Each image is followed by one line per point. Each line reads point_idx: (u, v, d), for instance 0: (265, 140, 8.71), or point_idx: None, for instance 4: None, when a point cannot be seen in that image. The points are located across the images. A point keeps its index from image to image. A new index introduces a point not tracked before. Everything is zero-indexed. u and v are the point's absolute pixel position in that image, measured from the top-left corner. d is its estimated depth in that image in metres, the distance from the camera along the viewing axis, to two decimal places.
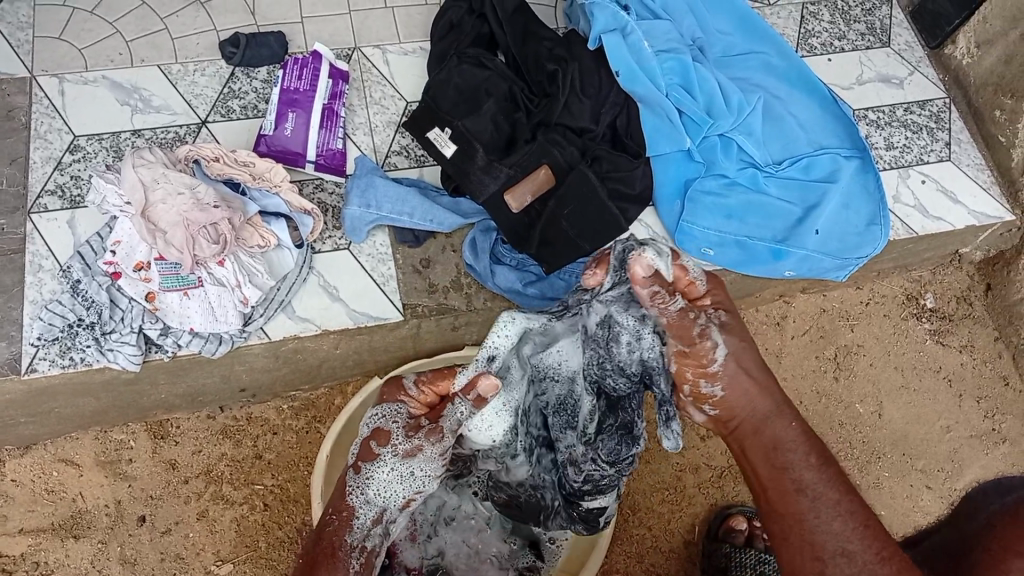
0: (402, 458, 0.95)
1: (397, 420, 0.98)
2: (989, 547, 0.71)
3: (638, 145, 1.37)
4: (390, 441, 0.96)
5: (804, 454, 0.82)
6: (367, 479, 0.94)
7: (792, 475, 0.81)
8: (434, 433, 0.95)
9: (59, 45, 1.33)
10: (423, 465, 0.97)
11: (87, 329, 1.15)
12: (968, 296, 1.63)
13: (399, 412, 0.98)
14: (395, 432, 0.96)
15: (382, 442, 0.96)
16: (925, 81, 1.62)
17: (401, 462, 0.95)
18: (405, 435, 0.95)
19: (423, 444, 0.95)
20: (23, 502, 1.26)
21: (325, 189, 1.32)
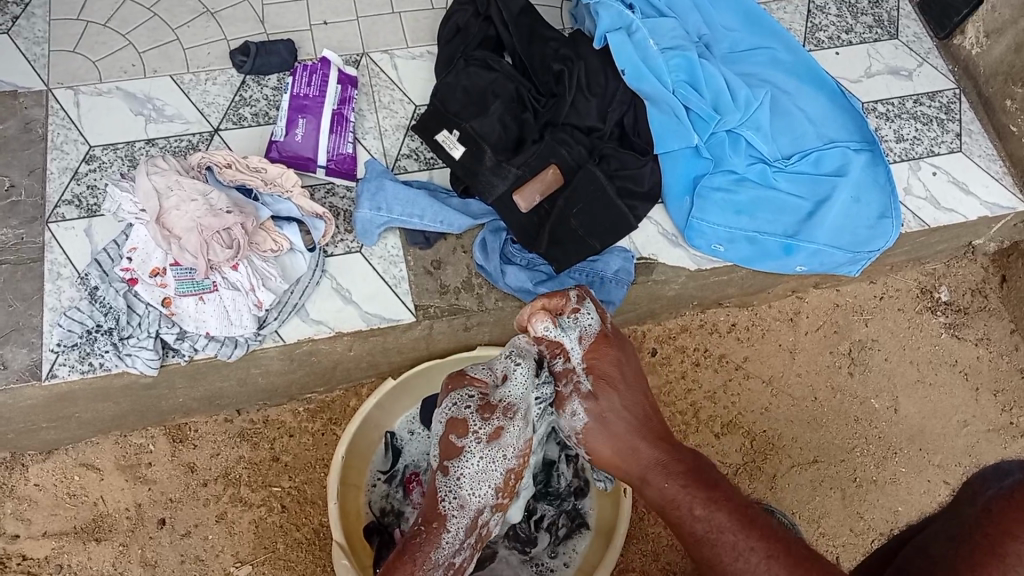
0: (486, 444, 1.01)
1: (470, 405, 1.02)
2: (986, 532, 0.65)
3: (646, 143, 1.39)
4: (468, 431, 1.01)
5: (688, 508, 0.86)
6: (456, 479, 1.01)
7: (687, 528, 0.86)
8: (508, 412, 1.02)
9: (73, 58, 1.36)
10: (511, 444, 1.03)
11: (106, 335, 1.17)
12: (983, 289, 1.61)
13: (469, 399, 1.03)
14: (470, 420, 1.01)
15: (461, 433, 1.02)
16: (934, 72, 1.62)
17: (490, 449, 1.02)
18: (482, 419, 1.01)
19: (503, 425, 1.02)
20: (46, 506, 1.29)
21: (336, 193, 1.34)
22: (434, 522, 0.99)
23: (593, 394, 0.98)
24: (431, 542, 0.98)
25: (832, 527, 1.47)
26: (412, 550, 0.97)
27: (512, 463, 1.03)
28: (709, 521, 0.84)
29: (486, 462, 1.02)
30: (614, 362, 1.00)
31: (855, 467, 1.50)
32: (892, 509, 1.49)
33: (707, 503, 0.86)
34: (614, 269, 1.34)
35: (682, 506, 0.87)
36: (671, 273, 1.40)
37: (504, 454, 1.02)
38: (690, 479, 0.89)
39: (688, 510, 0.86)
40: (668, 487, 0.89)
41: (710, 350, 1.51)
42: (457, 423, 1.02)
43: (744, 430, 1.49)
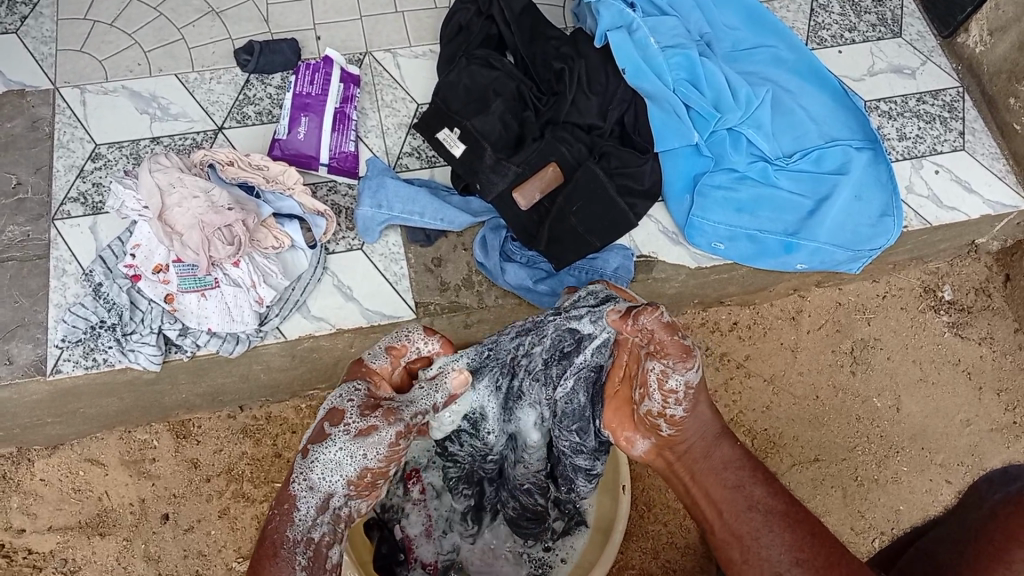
0: (354, 438, 0.82)
1: (354, 399, 0.85)
2: (993, 537, 0.62)
3: (644, 142, 1.38)
4: (343, 420, 0.83)
5: (751, 471, 0.78)
6: (313, 461, 0.82)
7: (745, 490, 0.76)
8: (391, 414, 0.84)
9: (80, 57, 1.38)
10: (378, 451, 0.83)
11: (109, 330, 1.19)
12: (987, 287, 1.61)
13: (356, 392, 0.86)
14: (349, 411, 0.84)
15: (335, 422, 0.83)
16: (938, 71, 1.61)
17: (356, 444, 0.82)
18: (358, 414, 0.84)
19: (379, 425, 0.83)
20: (52, 500, 1.30)
21: (338, 190, 1.35)
22: (287, 502, 0.80)
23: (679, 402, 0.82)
24: (289, 521, 0.79)
25: (831, 525, 1.47)
26: (269, 531, 0.78)
27: (373, 463, 0.82)
28: (768, 488, 0.76)
29: (344, 458, 0.81)
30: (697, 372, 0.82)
31: (856, 466, 1.50)
32: (893, 508, 1.49)
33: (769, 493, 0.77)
34: (614, 266, 1.34)
35: (745, 469, 0.78)
36: (671, 271, 1.41)
37: (371, 455, 0.82)
38: (753, 454, 0.80)
39: (749, 474, 0.77)
40: (731, 456, 0.80)
41: (712, 348, 1.51)
42: (330, 417, 0.84)
43: (744, 428, 1.49)
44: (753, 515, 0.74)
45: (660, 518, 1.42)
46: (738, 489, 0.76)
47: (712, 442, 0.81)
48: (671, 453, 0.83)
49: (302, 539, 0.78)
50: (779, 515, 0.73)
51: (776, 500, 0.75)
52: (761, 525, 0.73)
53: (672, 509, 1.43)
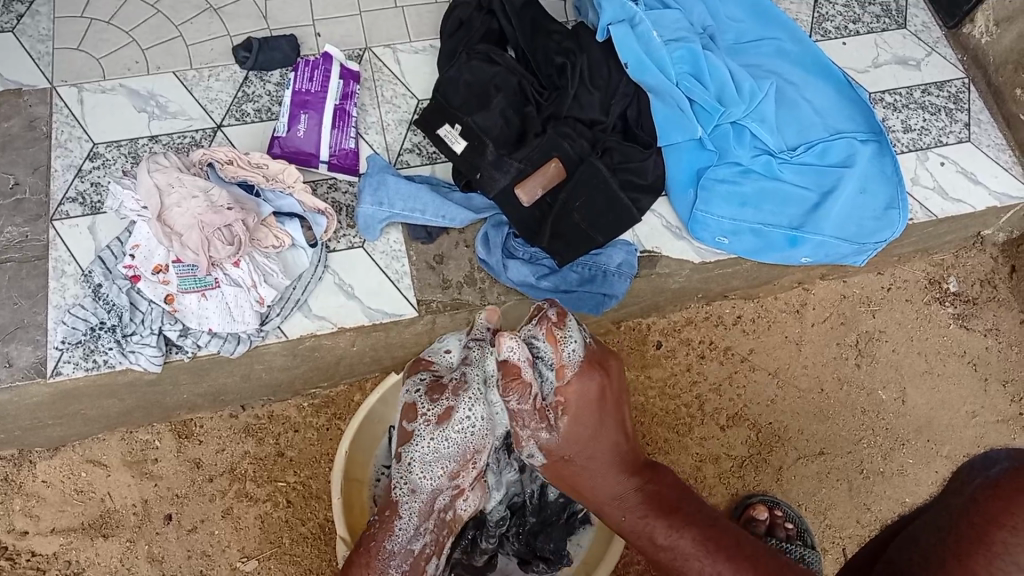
0: (436, 426, 0.99)
1: (419, 390, 1.01)
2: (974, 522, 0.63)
3: (649, 136, 1.38)
4: (418, 415, 1.00)
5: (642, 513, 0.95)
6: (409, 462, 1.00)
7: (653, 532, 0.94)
8: (457, 391, 0.99)
9: (77, 56, 1.36)
10: (457, 433, 0.98)
11: (110, 332, 1.18)
12: (992, 279, 1.60)
13: (421, 383, 1.03)
14: (420, 404, 1.00)
15: (413, 419, 1.00)
16: (943, 62, 1.60)
17: (438, 429, 0.98)
18: (431, 401, 0.99)
19: (453, 405, 0.98)
20: (54, 503, 1.30)
21: (338, 188, 1.34)
22: (388, 511, 1.00)
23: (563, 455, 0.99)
24: (388, 533, 0.99)
25: (838, 519, 1.46)
26: (367, 540, 0.99)
27: (452, 468, 1.00)
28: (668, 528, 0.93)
29: (436, 442, 0.99)
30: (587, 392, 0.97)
31: (861, 458, 1.49)
32: (899, 500, 1.48)
33: (670, 531, 0.93)
34: (617, 262, 1.33)
35: (630, 503, 0.96)
36: (675, 266, 1.40)
37: (456, 434, 0.98)
38: (640, 485, 0.98)
39: (649, 531, 0.94)
40: (632, 515, 0.96)
41: (716, 343, 1.50)
42: (407, 410, 1.01)
43: (749, 421, 1.48)
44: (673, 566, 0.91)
45: None
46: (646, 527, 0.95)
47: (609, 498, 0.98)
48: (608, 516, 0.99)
49: (400, 551, 0.98)
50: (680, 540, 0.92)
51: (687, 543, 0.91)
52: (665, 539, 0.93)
53: None
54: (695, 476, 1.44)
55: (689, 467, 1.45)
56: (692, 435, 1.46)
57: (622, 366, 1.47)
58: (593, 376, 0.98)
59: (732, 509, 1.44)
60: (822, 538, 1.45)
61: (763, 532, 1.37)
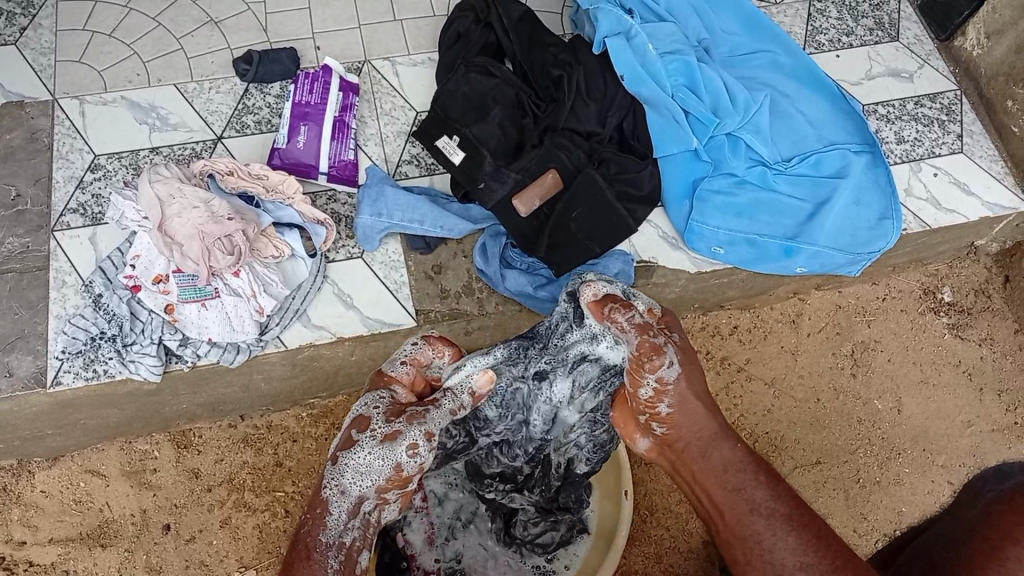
0: (381, 444, 0.78)
1: (381, 406, 0.82)
2: (987, 536, 0.62)
3: (645, 147, 1.39)
4: (370, 427, 0.80)
5: (753, 472, 0.75)
6: (345, 467, 0.78)
7: (745, 495, 0.73)
8: (419, 417, 0.81)
9: (79, 69, 1.38)
10: (407, 455, 0.79)
11: (110, 341, 1.19)
12: (986, 289, 1.61)
13: (381, 400, 0.83)
14: (375, 417, 0.80)
15: (362, 429, 0.80)
16: (935, 74, 1.62)
17: (381, 447, 0.78)
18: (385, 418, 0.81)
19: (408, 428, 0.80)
20: (53, 512, 1.30)
21: (338, 199, 1.35)
22: (320, 506, 0.77)
23: (681, 348, 0.84)
24: (323, 524, 0.76)
25: (835, 528, 1.46)
26: (302, 535, 0.75)
27: (383, 484, 0.79)
28: (771, 491, 0.73)
29: (376, 458, 0.78)
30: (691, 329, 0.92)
31: (858, 468, 1.50)
32: (896, 510, 1.48)
33: (772, 477, 0.75)
34: (615, 272, 1.34)
35: (747, 471, 0.75)
36: (671, 276, 1.41)
37: (400, 457, 0.78)
38: (758, 455, 0.78)
39: (752, 476, 0.75)
40: (733, 454, 0.77)
41: (712, 352, 1.51)
42: (357, 424, 0.80)
43: (746, 431, 1.49)
44: (755, 520, 0.72)
45: (663, 523, 1.42)
46: (739, 493, 0.74)
47: (709, 440, 0.79)
48: (671, 453, 0.83)
49: (337, 543, 0.75)
50: (785, 518, 0.71)
51: (781, 503, 0.72)
52: (766, 529, 0.71)
53: (673, 514, 1.43)
54: None
55: None
56: None
57: None
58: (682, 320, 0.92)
59: None
60: None
61: None
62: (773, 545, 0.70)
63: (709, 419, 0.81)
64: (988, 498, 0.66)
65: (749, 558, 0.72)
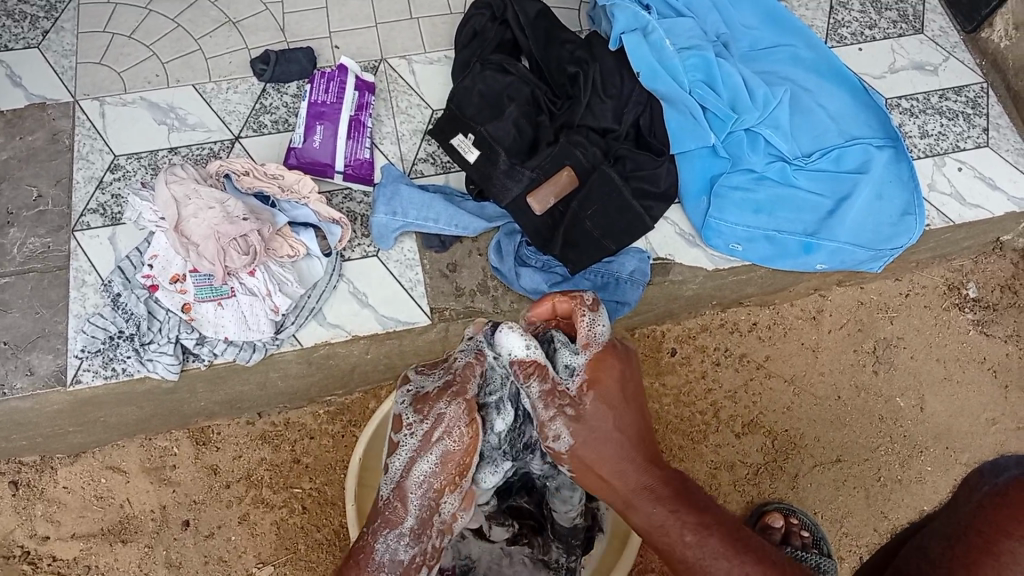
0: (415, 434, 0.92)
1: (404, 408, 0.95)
2: (981, 529, 0.63)
3: (661, 144, 1.37)
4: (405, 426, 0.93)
5: (682, 534, 0.81)
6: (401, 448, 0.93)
7: (679, 556, 0.82)
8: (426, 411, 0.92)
9: (99, 70, 1.39)
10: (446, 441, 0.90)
11: (128, 340, 1.21)
12: (1013, 284, 1.57)
13: (406, 402, 0.96)
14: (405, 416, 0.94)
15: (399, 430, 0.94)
16: (960, 66, 1.58)
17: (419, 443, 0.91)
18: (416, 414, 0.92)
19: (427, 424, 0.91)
20: (75, 508, 1.31)
21: (354, 198, 1.35)
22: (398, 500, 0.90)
23: (578, 416, 0.88)
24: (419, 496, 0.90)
25: (855, 527, 1.45)
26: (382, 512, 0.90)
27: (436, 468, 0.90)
28: (700, 547, 0.81)
29: (592, 323, 0.92)
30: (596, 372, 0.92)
31: (879, 466, 1.48)
32: (917, 508, 1.47)
33: (698, 529, 0.81)
34: (630, 270, 1.33)
35: (670, 532, 0.82)
36: (687, 273, 1.40)
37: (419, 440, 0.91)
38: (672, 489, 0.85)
39: (679, 537, 0.81)
40: (655, 512, 0.83)
41: (731, 350, 1.49)
42: (553, 306, 0.95)
43: (765, 429, 1.47)
44: None
45: None
46: (673, 555, 0.82)
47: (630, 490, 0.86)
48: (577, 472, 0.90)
49: (389, 561, 0.88)
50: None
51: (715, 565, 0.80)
52: None
53: None
54: (711, 484, 1.44)
55: (704, 475, 1.44)
56: (707, 443, 1.45)
57: None
58: (615, 362, 0.92)
59: (747, 518, 1.43)
60: (839, 546, 1.44)
61: (779, 540, 1.35)
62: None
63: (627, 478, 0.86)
64: (982, 490, 0.66)
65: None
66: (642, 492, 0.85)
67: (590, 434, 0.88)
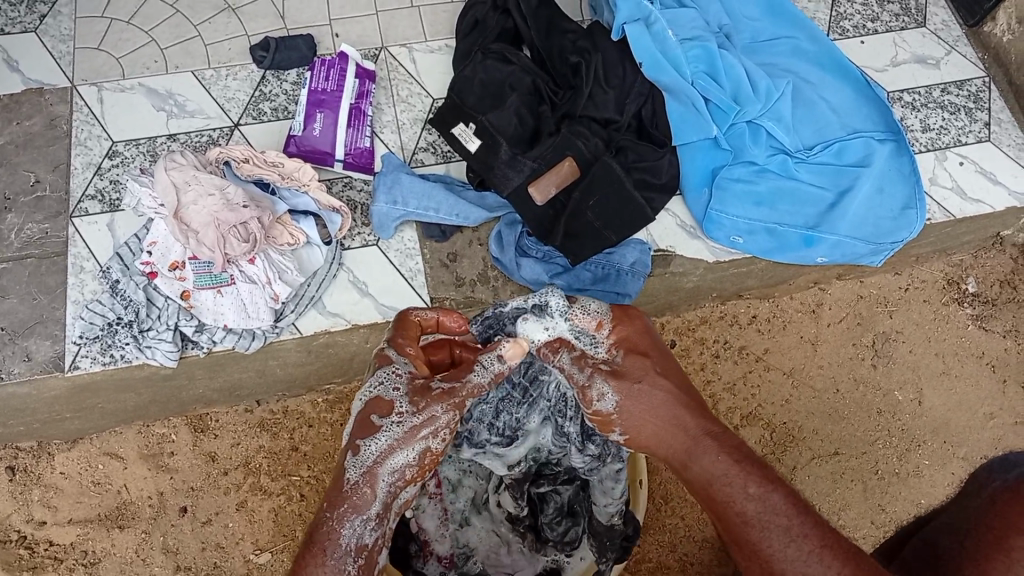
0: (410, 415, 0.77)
1: (398, 387, 0.79)
2: (990, 524, 0.63)
3: (664, 135, 1.36)
4: (393, 410, 0.77)
5: (742, 484, 0.73)
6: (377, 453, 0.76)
7: (736, 508, 0.73)
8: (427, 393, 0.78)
9: (97, 56, 1.38)
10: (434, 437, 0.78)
11: (126, 328, 1.20)
12: (1012, 280, 1.57)
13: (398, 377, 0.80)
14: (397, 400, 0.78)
15: (382, 413, 0.77)
16: (963, 61, 1.58)
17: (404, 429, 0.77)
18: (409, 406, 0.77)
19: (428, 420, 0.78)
20: (72, 494, 1.31)
21: (353, 186, 1.34)
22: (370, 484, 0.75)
23: (617, 371, 0.81)
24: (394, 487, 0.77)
25: (852, 520, 1.45)
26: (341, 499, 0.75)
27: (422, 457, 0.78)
28: (763, 501, 0.72)
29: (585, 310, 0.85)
30: (643, 332, 0.85)
31: (877, 459, 1.48)
32: (915, 503, 1.47)
33: (763, 481, 0.74)
34: (631, 261, 1.33)
35: (732, 482, 0.74)
36: (689, 265, 1.40)
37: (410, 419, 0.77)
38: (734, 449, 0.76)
39: (741, 487, 0.73)
40: (719, 461, 0.75)
41: (730, 342, 1.49)
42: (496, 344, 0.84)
43: (763, 421, 1.47)
44: (750, 532, 0.72)
45: (679, 513, 1.41)
46: (730, 507, 0.73)
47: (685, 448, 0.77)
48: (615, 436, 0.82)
49: (355, 547, 0.73)
50: (784, 530, 0.71)
51: (778, 515, 0.72)
52: (762, 539, 0.72)
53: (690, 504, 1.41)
54: None
55: None
56: None
57: None
58: (634, 324, 0.86)
59: None
60: None
61: None
62: (771, 553, 0.71)
63: (678, 430, 0.78)
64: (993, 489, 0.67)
65: (751, 564, 0.74)
66: (698, 443, 0.77)
67: (634, 388, 0.79)
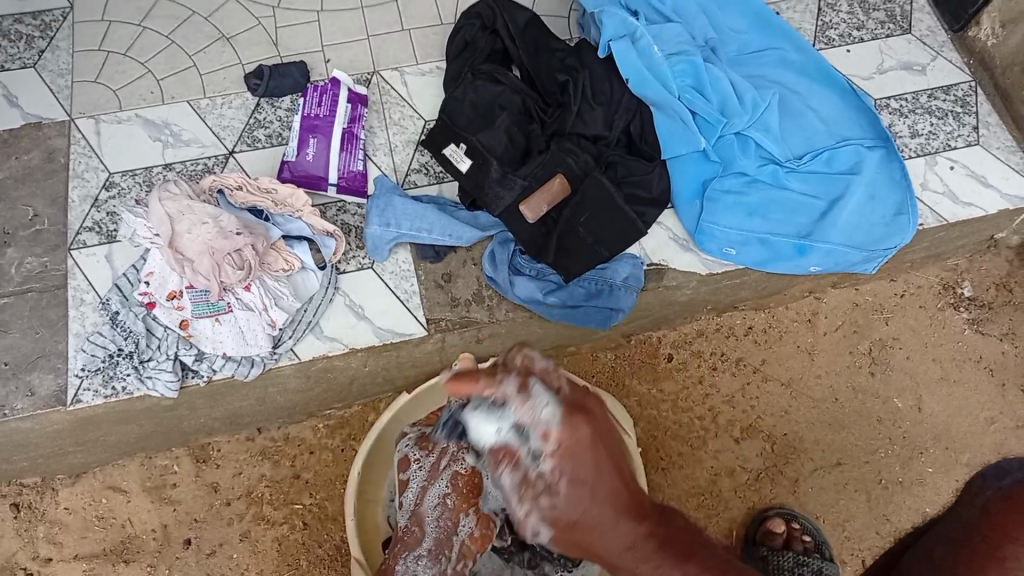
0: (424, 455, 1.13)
1: (411, 444, 1.15)
2: None
3: (652, 149, 1.38)
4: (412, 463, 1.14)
5: (656, 558, 0.79)
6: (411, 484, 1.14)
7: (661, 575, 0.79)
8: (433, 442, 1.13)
9: (94, 88, 1.40)
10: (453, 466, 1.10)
11: (126, 358, 1.22)
12: (1008, 283, 1.57)
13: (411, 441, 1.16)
14: (411, 453, 1.15)
15: (408, 467, 1.14)
16: (949, 66, 1.58)
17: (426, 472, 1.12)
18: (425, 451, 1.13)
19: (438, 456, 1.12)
20: (76, 529, 1.32)
21: (348, 210, 1.36)
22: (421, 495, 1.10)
23: (557, 448, 0.76)
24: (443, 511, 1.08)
25: (857, 530, 1.45)
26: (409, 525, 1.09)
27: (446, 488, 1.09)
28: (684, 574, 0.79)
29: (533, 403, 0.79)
30: (587, 436, 0.77)
31: (880, 468, 1.48)
32: (919, 511, 1.46)
33: (653, 555, 0.79)
34: (624, 276, 1.34)
35: (642, 553, 0.79)
36: (682, 278, 1.40)
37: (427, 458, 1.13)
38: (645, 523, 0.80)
39: (646, 561, 0.79)
40: (621, 537, 0.78)
41: (727, 354, 1.50)
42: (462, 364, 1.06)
43: (764, 434, 1.47)
44: None
45: None
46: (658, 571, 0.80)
47: (594, 523, 0.78)
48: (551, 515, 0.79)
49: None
50: None
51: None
52: None
53: (692, 518, 1.43)
54: (712, 490, 1.44)
55: (705, 481, 1.44)
56: (706, 448, 1.46)
57: (637, 380, 1.48)
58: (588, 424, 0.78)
59: (749, 523, 1.44)
60: (841, 551, 1.44)
61: (779, 546, 1.38)
62: None
63: (598, 507, 0.77)
64: None
65: None
66: (618, 528, 0.78)
67: (567, 474, 0.76)
